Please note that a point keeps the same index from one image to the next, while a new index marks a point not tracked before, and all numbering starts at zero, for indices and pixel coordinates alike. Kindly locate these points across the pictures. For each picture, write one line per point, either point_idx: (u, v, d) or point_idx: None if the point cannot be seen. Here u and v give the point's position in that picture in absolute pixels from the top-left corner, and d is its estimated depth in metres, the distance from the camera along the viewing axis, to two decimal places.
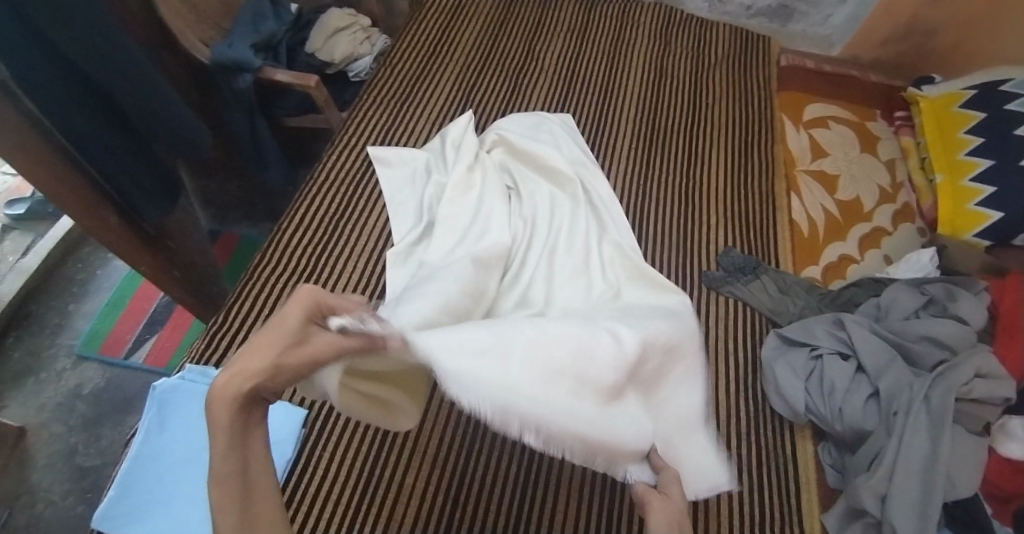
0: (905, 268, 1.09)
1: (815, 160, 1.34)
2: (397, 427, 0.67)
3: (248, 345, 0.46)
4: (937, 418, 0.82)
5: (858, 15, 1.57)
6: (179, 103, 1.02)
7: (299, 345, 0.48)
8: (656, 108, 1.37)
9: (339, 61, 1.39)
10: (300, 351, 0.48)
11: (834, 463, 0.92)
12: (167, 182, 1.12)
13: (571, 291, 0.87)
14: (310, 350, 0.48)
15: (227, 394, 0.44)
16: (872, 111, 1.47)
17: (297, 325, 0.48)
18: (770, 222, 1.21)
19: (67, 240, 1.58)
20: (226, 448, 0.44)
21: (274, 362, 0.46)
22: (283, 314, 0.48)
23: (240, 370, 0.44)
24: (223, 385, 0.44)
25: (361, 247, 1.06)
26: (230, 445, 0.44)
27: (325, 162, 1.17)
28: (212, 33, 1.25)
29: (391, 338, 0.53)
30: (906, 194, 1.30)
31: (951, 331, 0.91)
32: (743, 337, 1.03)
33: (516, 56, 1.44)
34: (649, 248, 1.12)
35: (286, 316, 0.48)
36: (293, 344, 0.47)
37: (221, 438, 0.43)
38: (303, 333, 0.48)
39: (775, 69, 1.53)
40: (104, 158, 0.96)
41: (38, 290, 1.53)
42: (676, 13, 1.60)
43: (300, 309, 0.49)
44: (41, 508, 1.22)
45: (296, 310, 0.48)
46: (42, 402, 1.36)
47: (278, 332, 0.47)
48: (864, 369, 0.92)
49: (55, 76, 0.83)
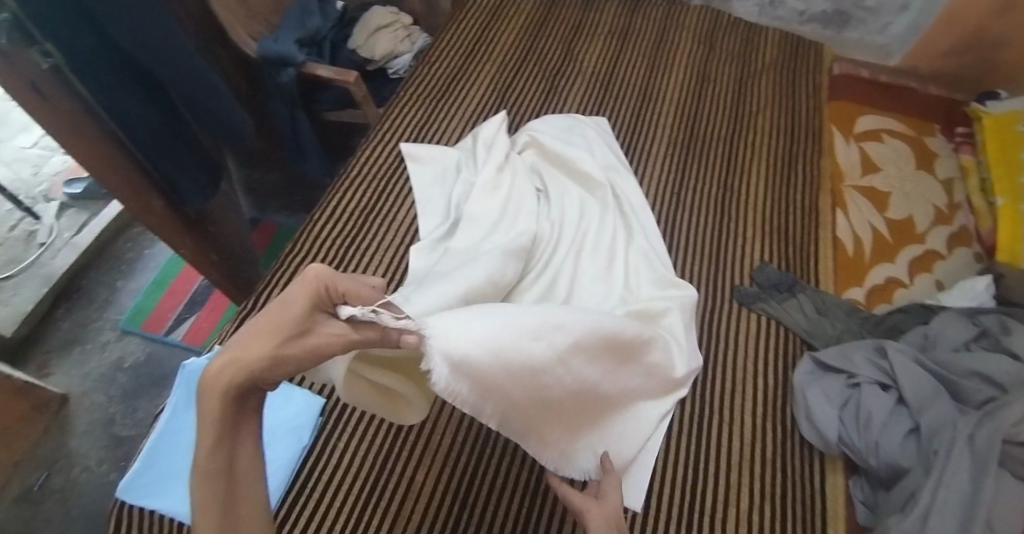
0: (957, 295, 1.02)
1: (865, 175, 1.28)
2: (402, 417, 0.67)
3: (251, 335, 0.47)
4: (981, 459, 0.76)
5: (920, 24, 1.48)
6: (223, 93, 1.05)
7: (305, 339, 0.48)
8: (696, 115, 1.34)
9: (380, 58, 1.41)
10: (301, 342, 0.47)
11: (866, 500, 0.88)
12: (212, 170, 1.16)
13: (595, 299, 0.90)
14: (312, 341, 0.48)
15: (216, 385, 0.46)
16: (931, 125, 1.38)
17: (301, 314, 0.47)
18: (811, 239, 1.15)
19: (118, 220, 1.67)
20: (213, 444, 0.47)
21: (270, 353, 0.46)
22: (289, 299, 0.48)
23: (235, 360, 0.46)
24: (216, 370, 0.46)
25: (388, 242, 1.07)
26: (218, 438, 0.47)
27: (361, 157, 1.18)
28: (260, 28, 1.29)
29: (406, 333, 0.52)
30: (963, 217, 1.22)
31: (1004, 367, 0.85)
32: (773, 358, 0.99)
33: (555, 56, 1.43)
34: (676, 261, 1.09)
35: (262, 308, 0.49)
36: (291, 336, 0.47)
37: (210, 431, 0.47)
38: (308, 323, 0.48)
39: (828, 77, 1.46)
40: (150, 145, 1.00)
41: (89, 266, 1.62)
42: (723, 17, 1.55)
43: (305, 294, 0.48)
44: (77, 472, 1.29)
45: (303, 294, 0.48)
46: (86, 372, 1.45)
47: (280, 321, 0.47)
48: (906, 402, 0.86)
49: (108, 65, 0.88)
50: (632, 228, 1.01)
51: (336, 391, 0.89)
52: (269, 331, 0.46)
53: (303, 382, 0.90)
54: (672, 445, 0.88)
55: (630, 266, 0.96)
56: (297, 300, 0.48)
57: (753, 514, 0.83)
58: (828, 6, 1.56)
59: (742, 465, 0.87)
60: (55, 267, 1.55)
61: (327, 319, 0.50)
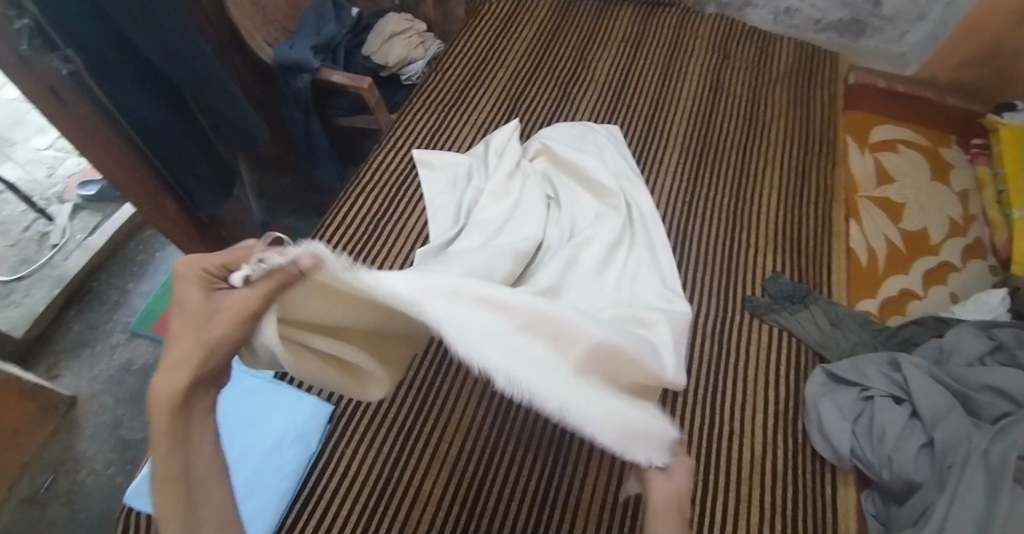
0: (972, 307, 1.01)
1: (880, 186, 1.26)
2: (366, 390, 0.66)
3: (174, 340, 0.49)
4: (996, 476, 0.74)
5: (938, 34, 1.47)
6: (239, 99, 1.05)
7: (212, 320, 0.49)
8: (709, 123, 1.33)
9: (394, 64, 1.42)
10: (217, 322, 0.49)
11: (878, 514, 0.86)
12: (225, 175, 1.17)
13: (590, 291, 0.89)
14: (227, 312, 0.49)
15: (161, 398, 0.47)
16: (945, 136, 1.37)
17: (202, 301, 0.50)
18: (824, 249, 1.14)
19: (130, 222, 1.68)
20: (166, 452, 0.47)
21: (197, 345, 0.48)
22: (183, 299, 0.51)
23: (167, 364, 0.48)
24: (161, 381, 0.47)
25: (397, 248, 1.07)
26: (171, 447, 0.47)
27: (372, 163, 1.19)
28: (277, 34, 1.31)
29: (300, 258, 0.48)
30: (979, 229, 1.21)
31: (1020, 382, 0.83)
32: (786, 370, 0.98)
33: (569, 63, 1.43)
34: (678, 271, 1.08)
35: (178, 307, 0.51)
36: (203, 323, 0.49)
37: (161, 444, 0.47)
38: (210, 304, 0.50)
39: (842, 87, 1.45)
40: (166, 151, 1.01)
41: (101, 268, 1.63)
42: (737, 25, 1.55)
43: (197, 286, 0.51)
44: (85, 474, 1.30)
45: (194, 287, 0.51)
46: (95, 374, 1.45)
47: (190, 316, 0.50)
48: (919, 415, 0.85)
49: (129, 71, 0.89)
50: (637, 238, 1.01)
51: (344, 398, 0.88)
52: (179, 329, 0.49)
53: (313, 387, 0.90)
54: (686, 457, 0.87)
55: (631, 273, 0.95)
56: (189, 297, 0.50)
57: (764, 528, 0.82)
58: (844, 16, 1.55)
59: (756, 479, 0.86)
60: (67, 268, 1.56)
61: (226, 292, 0.51)
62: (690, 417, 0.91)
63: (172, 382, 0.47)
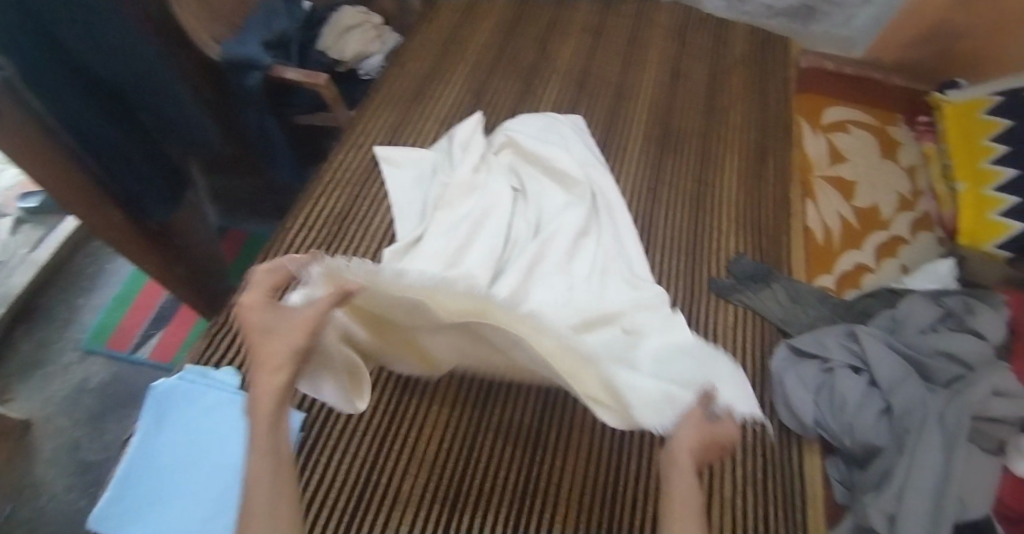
0: (922, 279, 1.06)
1: (832, 165, 1.31)
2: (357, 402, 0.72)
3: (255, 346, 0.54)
4: (952, 436, 0.78)
5: (882, 17, 1.53)
6: (187, 101, 1.01)
7: (289, 322, 0.56)
8: (671, 110, 1.35)
9: (351, 58, 1.38)
10: (294, 324, 0.56)
11: (842, 479, 0.90)
12: (176, 180, 1.12)
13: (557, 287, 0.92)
14: (298, 317, 0.56)
15: (267, 387, 0.51)
16: (894, 115, 1.45)
17: (269, 313, 0.57)
18: (784, 229, 1.18)
19: (77, 234, 1.60)
20: (267, 432, 0.49)
21: (284, 344, 0.54)
22: (251, 315, 0.57)
23: (267, 361, 0.52)
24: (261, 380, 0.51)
25: (363, 248, 1.05)
26: (269, 430, 0.49)
27: (333, 162, 1.16)
28: (224, 30, 1.25)
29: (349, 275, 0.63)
30: (926, 203, 1.27)
31: (970, 346, 0.88)
32: (752, 347, 1.01)
33: (530, 54, 1.43)
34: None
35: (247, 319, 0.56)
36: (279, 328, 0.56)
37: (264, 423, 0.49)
38: (281, 314, 0.57)
39: (795, 70, 1.49)
40: (110, 158, 0.96)
41: (48, 284, 1.55)
42: (694, 12, 1.57)
43: (262, 299, 0.59)
44: (44, 501, 1.24)
45: (258, 303, 0.58)
46: (48, 395, 1.38)
47: (265, 325, 0.56)
48: (877, 383, 0.89)
49: (62, 73, 0.84)
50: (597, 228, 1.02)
51: (315, 405, 0.87)
52: (261, 337, 0.55)
53: None
54: None
55: (597, 262, 0.98)
56: (251, 313, 0.57)
57: (738, 499, 0.85)
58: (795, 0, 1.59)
59: (729, 457, 0.89)
60: (11, 286, 1.48)
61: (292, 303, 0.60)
62: None
63: (272, 374, 0.51)
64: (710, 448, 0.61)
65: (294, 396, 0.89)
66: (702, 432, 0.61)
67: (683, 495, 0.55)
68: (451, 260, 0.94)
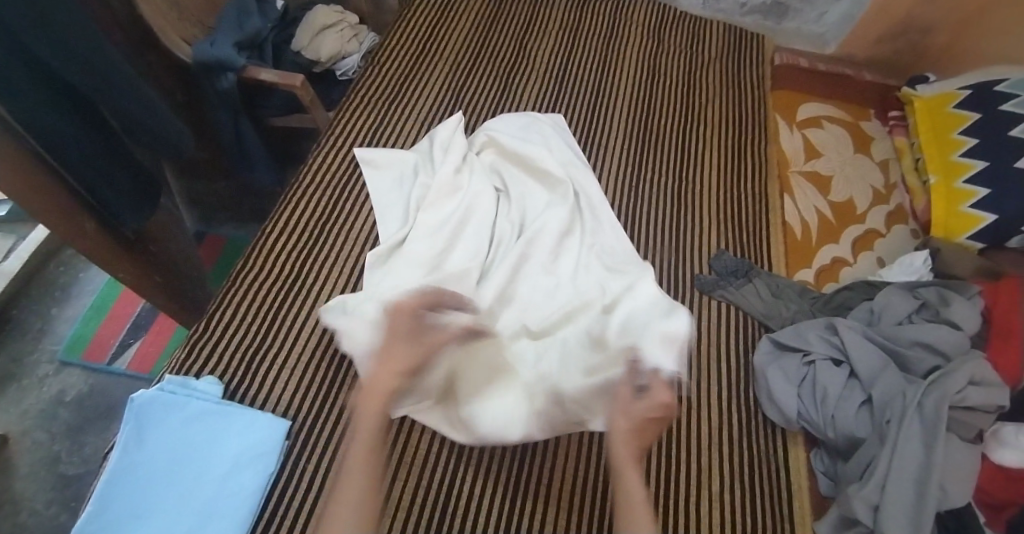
0: (898, 271, 1.09)
1: (808, 161, 1.33)
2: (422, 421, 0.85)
3: (387, 348, 0.75)
4: (931, 426, 0.80)
5: (853, 12, 1.55)
6: (157, 103, 0.98)
7: (421, 342, 0.76)
8: (651, 108, 1.36)
9: (326, 60, 1.36)
10: (420, 342, 0.76)
11: (826, 470, 0.91)
12: (148, 185, 1.09)
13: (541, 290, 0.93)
14: (427, 338, 0.77)
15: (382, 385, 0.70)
16: (866, 111, 1.46)
17: (407, 326, 0.77)
18: (763, 225, 1.20)
19: (48, 243, 1.55)
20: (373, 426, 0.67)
21: (407, 354, 0.74)
22: (395, 324, 0.77)
23: (389, 365, 0.72)
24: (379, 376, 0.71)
25: (346, 252, 1.03)
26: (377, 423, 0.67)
27: (311, 165, 1.14)
28: (194, 31, 1.22)
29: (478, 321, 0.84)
30: (900, 196, 1.29)
31: (945, 337, 0.90)
32: (734, 342, 1.02)
33: (508, 53, 1.43)
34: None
35: (395, 323, 0.77)
36: (411, 342, 0.76)
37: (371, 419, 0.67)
38: (416, 331, 0.77)
39: (769, 67, 1.51)
40: (79, 164, 0.93)
41: (19, 295, 1.50)
42: (669, 10, 1.58)
43: (404, 315, 0.78)
44: (23, 517, 1.20)
45: (402, 317, 0.78)
46: (24, 409, 1.34)
47: (399, 334, 0.76)
48: (857, 375, 0.90)
49: (26, 76, 0.80)
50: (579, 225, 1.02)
51: (301, 413, 0.86)
52: (395, 341, 0.75)
53: (264, 406, 0.87)
54: None
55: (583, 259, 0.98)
56: (397, 319, 0.77)
57: (726, 495, 0.87)
58: None
59: (714, 451, 0.91)
60: None
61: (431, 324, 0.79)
62: None
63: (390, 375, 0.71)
64: (646, 431, 0.69)
65: (278, 405, 0.87)
66: (637, 422, 0.69)
67: (628, 483, 0.65)
68: (434, 265, 0.96)
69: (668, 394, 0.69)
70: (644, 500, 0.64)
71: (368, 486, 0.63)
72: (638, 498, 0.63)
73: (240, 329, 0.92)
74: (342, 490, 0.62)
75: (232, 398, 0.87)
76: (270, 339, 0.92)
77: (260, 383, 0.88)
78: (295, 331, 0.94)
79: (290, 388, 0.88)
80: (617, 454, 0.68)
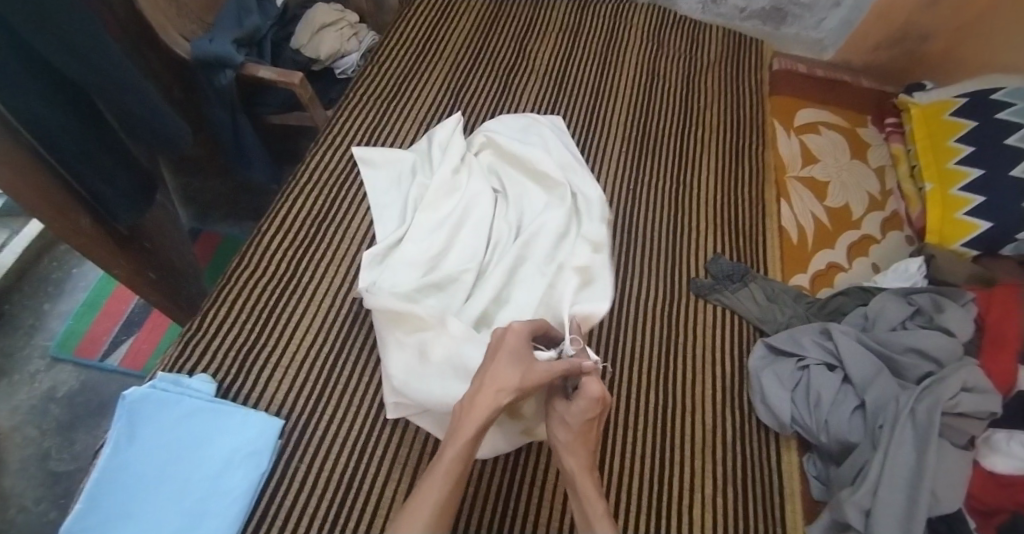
0: (892, 277, 1.09)
1: (806, 166, 1.33)
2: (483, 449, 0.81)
3: (494, 366, 0.69)
4: (923, 431, 0.80)
5: (852, 18, 1.56)
6: (155, 100, 0.98)
7: (529, 368, 0.69)
8: (648, 111, 1.36)
9: (325, 58, 1.36)
10: (526, 371, 0.68)
11: (819, 475, 0.91)
12: (142, 181, 1.08)
13: (535, 289, 0.93)
14: (533, 370, 0.68)
15: (488, 403, 0.66)
16: (863, 117, 1.46)
17: (518, 345, 0.71)
18: (758, 230, 1.20)
19: (42, 238, 1.54)
20: (462, 448, 0.64)
21: (517, 382, 0.67)
22: (505, 340, 0.72)
23: (497, 385, 0.67)
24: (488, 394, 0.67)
25: (342, 251, 1.03)
26: (465, 446, 0.65)
27: (309, 163, 1.13)
28: (194, 27, 1.22)
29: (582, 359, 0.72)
30: (895, 202, 1.29)
31: (939, 343, 0.90)
32: (730, 347, 1.03)
33: (508, 54, 1.43)
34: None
35: (505, 340, 0.72)
36: (522, 367, 0.69)
37: (461, 440, 0.65)
38: (528, 356, 0.70)
39: (767, 73, 1.52)
40: (76, 159, 0.93)
41: (12, 290, 1.49)
42: (669, 13, 1.58)
43: (519, 336, 0.72)
44: (12, 514, 1.20)
45: (513, 335, 0.72)
46: (14, 405, 1.33)
47: (507, 350, 0.70)
48: (850, 380, 0.91)
49: (25, 70, 0.80)
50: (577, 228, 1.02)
51: (294, 412, 0.86)
52: (503, 359, 0.69)
53: (259, 405, 0.86)
54: (637, 442, 0.91)
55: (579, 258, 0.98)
56: (509, 336, 0.72)
57: (718, 499, 0.87)
58: (767, 3, 1.63)
59: (706, 456, 0.91)
60: None
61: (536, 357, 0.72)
62: (637, 401, 0.95)
63: (494, 397, 0.67)
64: (590, 429, 0.71)
65: (271, 404, 0.87)
66: (580, 428, 0.70)
67: (587, 496, 0.67)
68: (430, 265, 0.97)
69: (597, 386, 0.69)
70: (604, 514, 0.66)
71: (450, 495, 0.62)
72: (597, 513, 0.66)
73: (234, 326, 0.92)
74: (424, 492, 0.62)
75: (225, 396, 0.87)
76: (265, 337, 0.92)
77: (254, 382, 0.88)
78: (290, 330, 0.93)
79: (284, 386, 0.88)
80: (568, 466, 0.70)
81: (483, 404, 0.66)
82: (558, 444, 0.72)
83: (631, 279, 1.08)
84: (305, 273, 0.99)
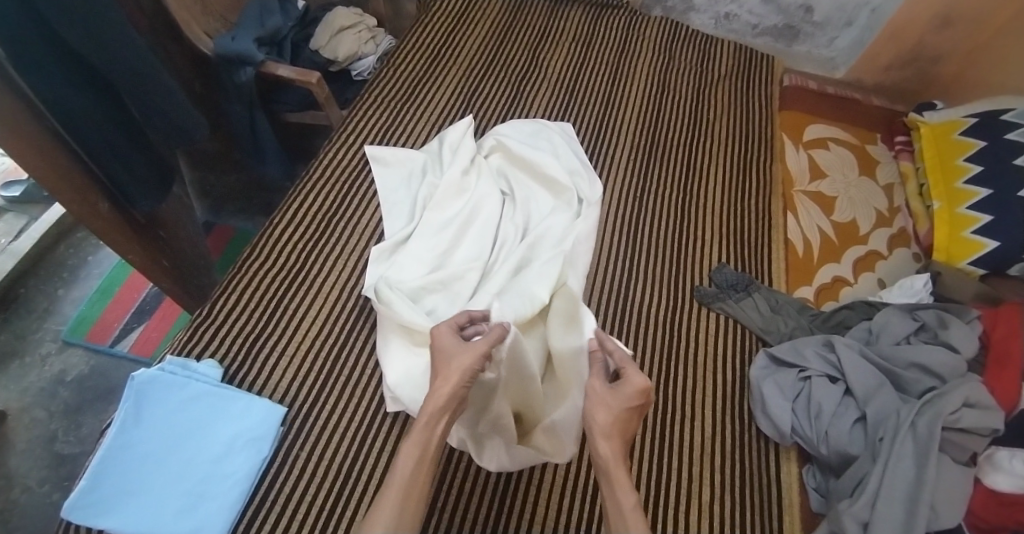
0: (898, 293, 1.08)
1: (813, 181, 1.33)
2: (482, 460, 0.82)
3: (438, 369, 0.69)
4: (924, 445, 0.80)
5: (863, 39, 1.58)
6: (178, 96, 1.01)
7: (464, 355, 0.69)
8: (658, 121, 1.38)
9: (342, 60, 1.39)
10: (467, 356, 0.69)
11: (818, 487, 0.91)
12: (162, 171, 1.11)
13: None
14: (469, 353, 0.69)
15: (440, 394, 0.66)
16: (873, 134, 1.46)
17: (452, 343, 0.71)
18: (763, 242, 1.20)
19: (60, 224, 1.58)
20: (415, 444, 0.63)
21: (461, 367, 0.68)
22: (440, 341, 0.72)
23: (443, 377, 0.67)
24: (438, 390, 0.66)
25: (351, 246, 1.05)
26: (419, 444, 0.64)
27: (322, 160, 1.15)
28: (217, 25, 1.26)
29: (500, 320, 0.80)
30: (904, 219, 1.29)
31: (941, 359, 0.90)
32: (732, 355, 1.03)
33: (521, 61, 1.45)
34: (600, 283, 1.08)
35: (439, 338, 0.72)
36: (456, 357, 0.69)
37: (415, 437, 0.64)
38: (460, 347, 0.71)
39: (778, 88, 1.53)
40: (101, 150, 0.96)
41: (27, 274, 1.52)
42: (682, 27, 1.60)
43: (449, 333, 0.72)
44: (16, 493, 1.21)
45: (445, 333, 0.72)
46: (25, 386, 1.35)
47: (441, 350, 0.71)
48: (852, 392, 0.90)
49: (56, 64, 0.84)
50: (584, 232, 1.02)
51: (298, 399, 0.87)
52: (440, 363, 0.69)
53: (263, 393, 0.88)
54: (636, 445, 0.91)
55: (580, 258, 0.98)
56: (438, 341, 0.72)
57: (715, 504, 0.87)
58: (779, 20, 1.65)
59: (706, 462, 0.91)
60: None
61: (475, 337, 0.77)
62: None
63: (444, 389, 0.66)
64: (629, 419, 0.67)
65: (274, 393, 0.88)
66: (616, 411, 0.66)
67: (619, 483, 0.62)
68: (436, 263, 0.99)
69: (644, 378, 0.67)
70: (635, 505, 0.60)
71: (411, 484, 0.61)
72: (631, 505, 0.60)
73: (241, 313, 0.93)
74: (387, 490, 0.61)
75: (231, 382, 0.88)
76: (270, 326, 0.93)
77: (260, 369, 0.89)
78: (295, 321, 0.95)
79: (289, 374, 0.89)
80: (601, 453, 0.65)
81: (438, 395, 0.66)
82: (594, 427, 0.65)
83: (635, 284, 1.09)
84: (314, 264, 1.01)
